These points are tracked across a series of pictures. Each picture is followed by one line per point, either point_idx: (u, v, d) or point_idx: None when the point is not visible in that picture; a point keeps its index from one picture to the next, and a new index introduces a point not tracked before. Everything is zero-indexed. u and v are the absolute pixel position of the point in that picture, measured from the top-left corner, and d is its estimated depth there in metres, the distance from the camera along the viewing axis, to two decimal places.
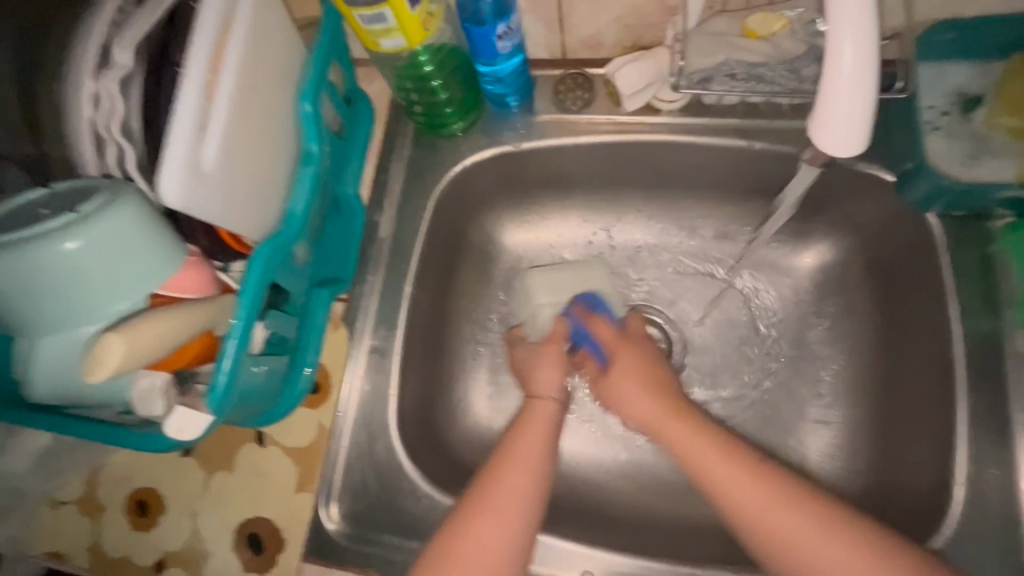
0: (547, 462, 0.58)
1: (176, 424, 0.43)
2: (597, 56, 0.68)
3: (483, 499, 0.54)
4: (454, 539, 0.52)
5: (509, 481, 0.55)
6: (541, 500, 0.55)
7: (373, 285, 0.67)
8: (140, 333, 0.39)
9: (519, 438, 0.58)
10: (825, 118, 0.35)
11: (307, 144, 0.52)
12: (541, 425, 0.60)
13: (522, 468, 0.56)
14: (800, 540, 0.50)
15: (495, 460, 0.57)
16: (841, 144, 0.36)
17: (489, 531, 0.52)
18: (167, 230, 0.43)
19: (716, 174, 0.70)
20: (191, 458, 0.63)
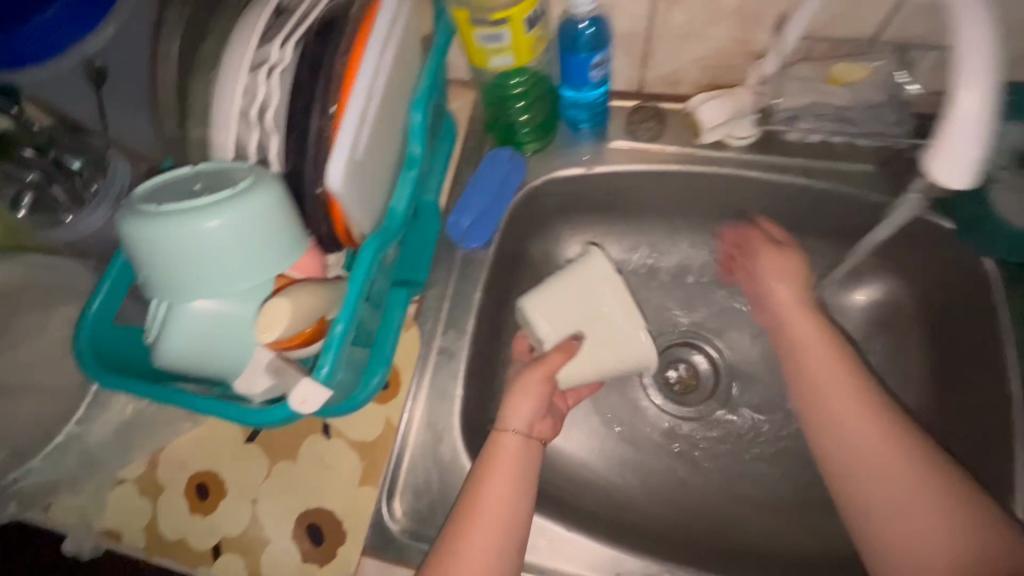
0: (527, 465, 0.59)
1: (298, 397, 0.43)
2: (672, 92, 0.73)
3: (470, 503, 0.55)
4: (452, 547, 0.53)
5: (488, 487, 0.56)
6: (521, 516, 0.56)
7: (444, 289, 0.70)
8: (308, 308, 0.45)
9: (492, 471, 0.57)
10: (942, 151, 0.40)
11: (412, 149, 0.56)
12: (507, 464, 0.58)
13: (501, 488, 0.56)
14: (855, 439, 0.57)
15: (476, 477, 0.57)
16: (949, 174, 0.41)
17: (478, 552, 0.53)
18: (295, 217, 0.46)
19: (774, 210, 0.74)
20: (257, 444, 0.64)
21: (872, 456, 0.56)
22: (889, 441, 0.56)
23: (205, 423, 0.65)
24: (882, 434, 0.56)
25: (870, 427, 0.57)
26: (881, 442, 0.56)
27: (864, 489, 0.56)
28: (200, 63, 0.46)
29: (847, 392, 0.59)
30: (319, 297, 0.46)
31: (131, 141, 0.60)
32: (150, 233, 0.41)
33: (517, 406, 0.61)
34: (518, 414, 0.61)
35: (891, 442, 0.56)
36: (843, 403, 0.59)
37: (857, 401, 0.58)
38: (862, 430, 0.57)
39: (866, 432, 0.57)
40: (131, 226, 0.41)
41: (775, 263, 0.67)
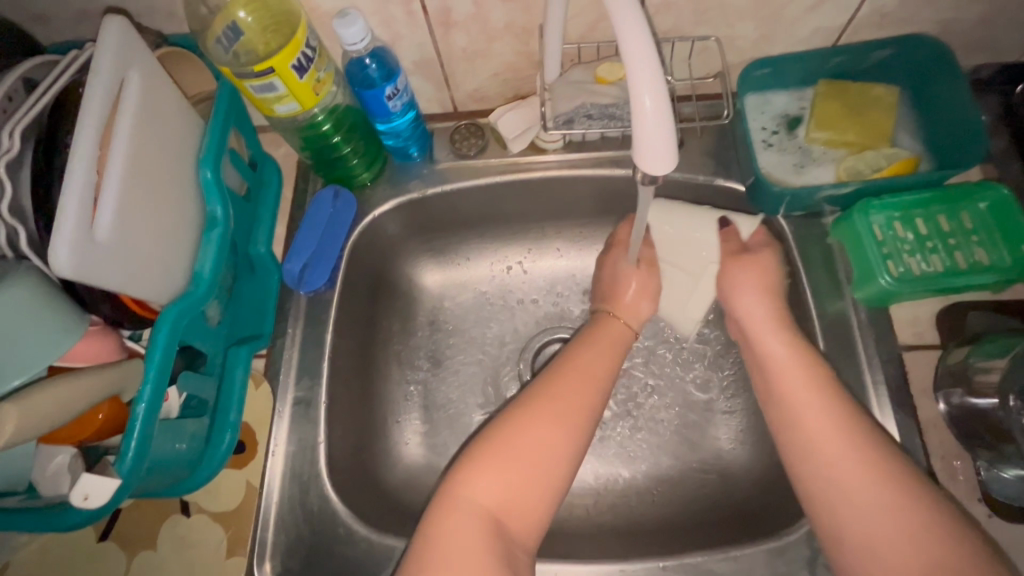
0: (590, 406, 0.58)
1: (82, 493, 0.43)
2: (485, 108, 0.76)
3: (500, 442, 0.54)
4: (450, 497, 0.52)
5: (537, 423, 0.55)
6: (571, 462, 0.55)
7: (293, 337, 0.69)
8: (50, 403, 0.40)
9: (562, 388, 0.58)
10: (637, 143, 0.40)
11: (212, 208, 0.55)
12: (568, 393, 0.58)
13: (561, 402, 0.57)
14: (810, 424, 0.54)
15: (551, 374, 0.60)
16: (651, 160, 0.40)
17: (541, 439, 0.54)
18: (65, 305, 0.44)
19: (605, 201, 0.79)
20: (109, 540, 0.60)
21: (826, 452, 0.52)
22: (849, 435, 0.52)
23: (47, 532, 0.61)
24: (840, 424, 0.53)
25: (826, 416, 0.54)
26: (829, 424, 0.53)
27: (827, 483, 0.51)
28: None
29: (810, 391, 0.55)
30: (64, 390, 0.41)
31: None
32: None
33: (624, 298, 0.68)
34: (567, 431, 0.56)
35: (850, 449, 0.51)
36: (795, 398, 0.56)
37: (815, 394, 0.55)
38: (818, 419, 0.54)
39: (820, 417, 0.54)
40: None
41: (745, 269, 0.65)
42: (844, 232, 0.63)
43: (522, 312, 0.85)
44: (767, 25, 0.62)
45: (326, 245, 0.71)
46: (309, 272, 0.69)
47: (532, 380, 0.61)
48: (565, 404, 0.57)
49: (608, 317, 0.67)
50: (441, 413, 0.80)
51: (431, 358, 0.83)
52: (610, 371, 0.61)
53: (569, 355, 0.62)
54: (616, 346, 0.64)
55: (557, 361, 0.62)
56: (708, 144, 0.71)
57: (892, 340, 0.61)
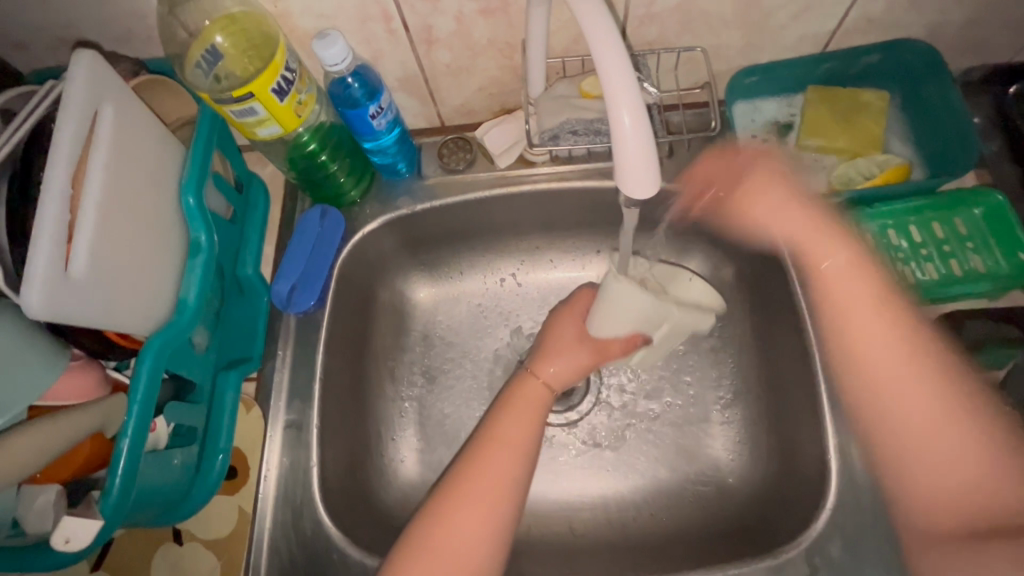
0: (517, 476, 0.59)
1: (62, 536, 0.42)
2: (473, 121, 0.75)
3: (424, 542, 0.54)
4: None
5: (458, 516, 0.55)
6: (500, 535, 0.56)
7: (283, 359, 0.68)
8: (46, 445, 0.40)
9: (486, 463, 0.59)
10: (618, 166, 0.39)
11: (196, 235, 0.55)
12: (499, 463, 0.59)
13: (486, 487, 0.57)
14: (880, 371, 0.54)
15: (461, 467, 0.59)
16: (633, 183, 0.39)
17: (464, 529, 0.55)
18: (44, 340, 0.44)
19: (596, 211, 0.78)
20: (100, 571, 0.60)
21: (904, 418, 0.52)
22: (911, 359, 0.53)
23: None
24: (906, 352, 0.54)
25: (888, 347, 0.54)
26: (907, 368, 0.53)
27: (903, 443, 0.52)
28: None
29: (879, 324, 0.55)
30: (57, 431, 0.41)
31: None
32: None
33: (549, 364, 0.68)
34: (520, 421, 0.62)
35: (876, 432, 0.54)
36: (866, 326, 0.56)
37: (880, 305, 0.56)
38: (879, 336, 0.55)
39: (884, 350, 0.54)
40: None
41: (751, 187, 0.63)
42: None
43: (516, 324, 0.85)
44: (753, 34, 0.61)
45: (312, 265, 0.70)
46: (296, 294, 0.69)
47: (448, 469, 0.60)
48: (541, 371, 0.67)
49: (529, 375, 0.67)
50: (436, 429, 0.80)
51: (425, 374, 0.82)
52: (531, 438, 0.62)
53: (489, 430, 0.62)
54: (535, 410, 0.64)
55: (467, 448, 0.61)
56: (698, 153, 0.71)
57: None
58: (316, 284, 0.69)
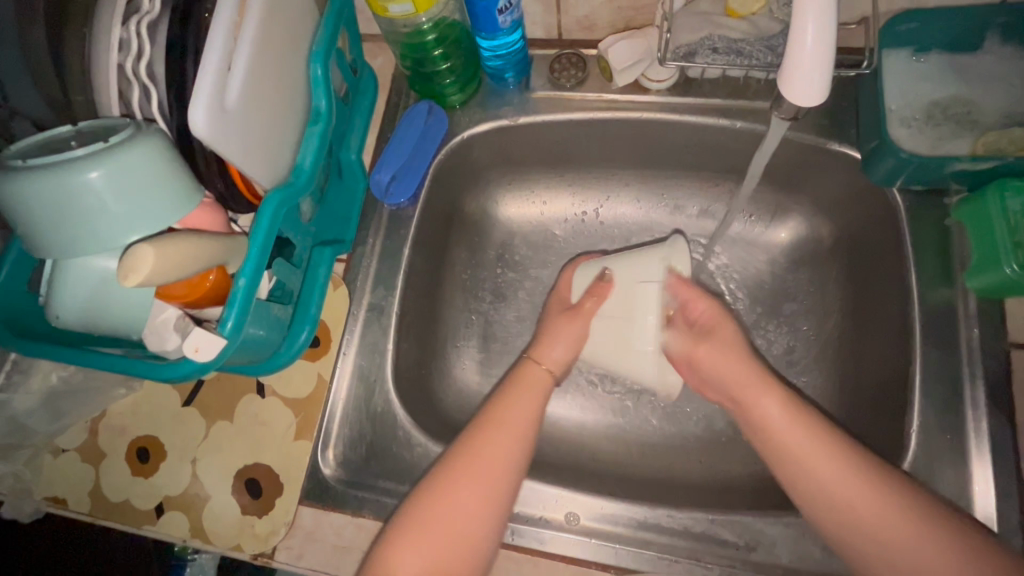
0: (518, 463, 0.54)
1: (193, 345, 0.45)
2: (591, 39, 0.73)
3: (414, 518, 0.50)
4: (380, 565, 0.49)
5: (458, 488, 0.52)
6: (502, 519, 0.52)
7: (373, 247, 0.70)
8: (182, 256, 0.42)
9: (487, 443, 0.54)
10: (788, 71, 0.37)
11: (317, 103, 0.56)
12: (499, 445, 0.54)
13: (490, 466, 0.53)
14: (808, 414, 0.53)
15: (473, 431, 0.55)
16: (801, 90, 0.37)
17: (465, 503, 0.51)
18: (187, 172, 0.46)
19: (701, 153, 0.75)
20: (193, 406, 0.66)
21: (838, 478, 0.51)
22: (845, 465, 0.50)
23: (140, 389, 0.66)
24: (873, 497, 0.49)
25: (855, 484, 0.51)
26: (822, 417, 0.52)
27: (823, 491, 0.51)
28: (77, 19, 0.46)
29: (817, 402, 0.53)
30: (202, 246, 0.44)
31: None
32: (22, 186, 0.41)
33: (550, 348, 0.62)
34: (485, 437, 0.54)
35: (855, 468, 0.50)
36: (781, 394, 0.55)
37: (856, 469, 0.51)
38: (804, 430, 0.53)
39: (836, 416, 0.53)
40: (9, 182, 0.41)
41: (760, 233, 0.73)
42: (970, 214, 0.58)
43: None
44: None
45: (410, 163, 0.71)
46: (391, 187, 0.70)
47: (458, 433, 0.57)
48: (546, 351, 0.62)
49: (530, 361, 0.61)
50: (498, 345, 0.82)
51: (495, 292, 0.84)
52: (537, 421, 0.57)
53: (496, 410, 0.57)
54: (541, 393, 0.59)
55: (483, 406, 0.58)
56: (827, 103, 0.66)
57: (994, 337, 0.58)
58: (413, 180, 0.70)
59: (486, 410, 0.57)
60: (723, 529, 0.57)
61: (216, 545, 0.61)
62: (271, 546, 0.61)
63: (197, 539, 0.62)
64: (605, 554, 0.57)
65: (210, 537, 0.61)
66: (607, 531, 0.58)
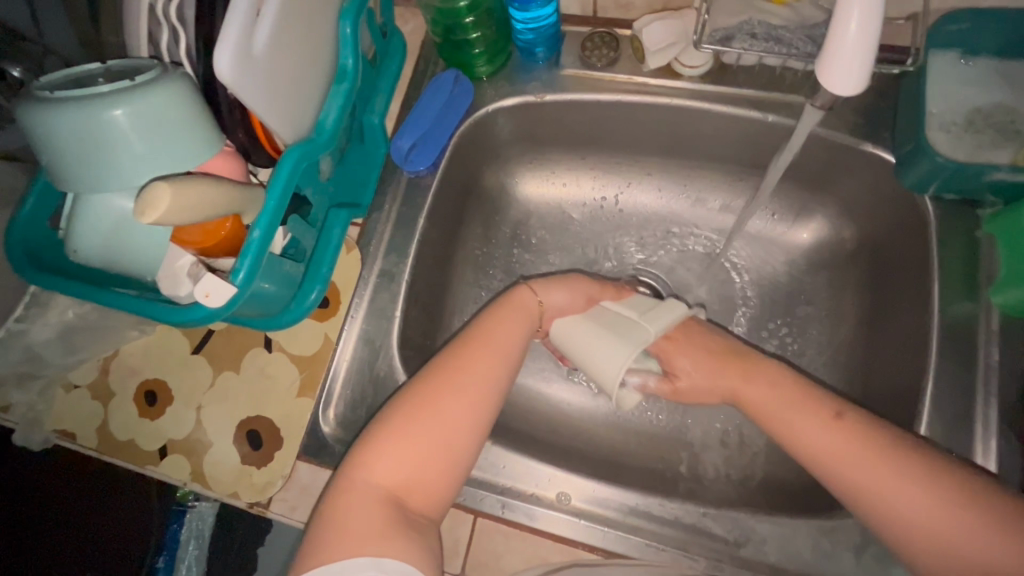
0: (497, 381, 0.56)
1: (205, 291, 0.46)
2: (627, 18, 0.71)
3: (395, 426, 0.51)
4: (357, 467, 0.50)
5: (440, 399, 0.53)
6: (479, 430, 0.53)
7: (388, 214, 0.70)
8: (200, 201, 0.43)
9: (469, 361, 0.56)
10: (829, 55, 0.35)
11: (343, 61, 0.55)
12: (479, 363, 0.56)
13: (469, 383, 0.54)
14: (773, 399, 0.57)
15: (453, 351, 0.57)
16: (838, 78, 0.36)
17: (446, 414, 0.52)
18: (209, 118, 0.46)
19: (728, 146, 0.74)
20: (201, 355, 0.67)
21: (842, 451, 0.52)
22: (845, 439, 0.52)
23: (152, 333, 0.67)
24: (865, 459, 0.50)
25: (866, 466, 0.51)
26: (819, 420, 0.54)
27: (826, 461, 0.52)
28: None
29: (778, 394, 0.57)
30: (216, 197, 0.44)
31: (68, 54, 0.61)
32: (47, 117, 0.41)
33: (553, 289, 0.63)
34: (465, 356, 0.56)
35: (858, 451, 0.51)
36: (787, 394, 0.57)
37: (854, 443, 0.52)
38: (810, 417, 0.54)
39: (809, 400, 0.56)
40: (35, 111, 0.42)
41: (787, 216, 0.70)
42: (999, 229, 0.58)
43: (606, 245, 0.84)
44: None
45: (432, 132, 0.70)
46: (411, 154, 0.70)
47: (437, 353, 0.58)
48: (542, 288, 0.63)
49: (525, 288, 0.63)
50: None
51: (506, 270, 0.83)
52: (520, 346, 0.59)
53: (481, 331, 0.58)
54: (526, 320, 0.61)
55: (466, 328, 0.60)
56: (865, 103, 0.64)
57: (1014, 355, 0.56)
58: (433, 149, 0.70)
59: (468, 332, 0.59)
60: (713, 523, 0.57)
61: (215, 490, 0.63)
62: (267, 496, 0.62)
63: (197, 483, 0.63)
64: (592, 535, 0.57)
65: (210, 482, 0.63)
66: (596, 514, 0.58)
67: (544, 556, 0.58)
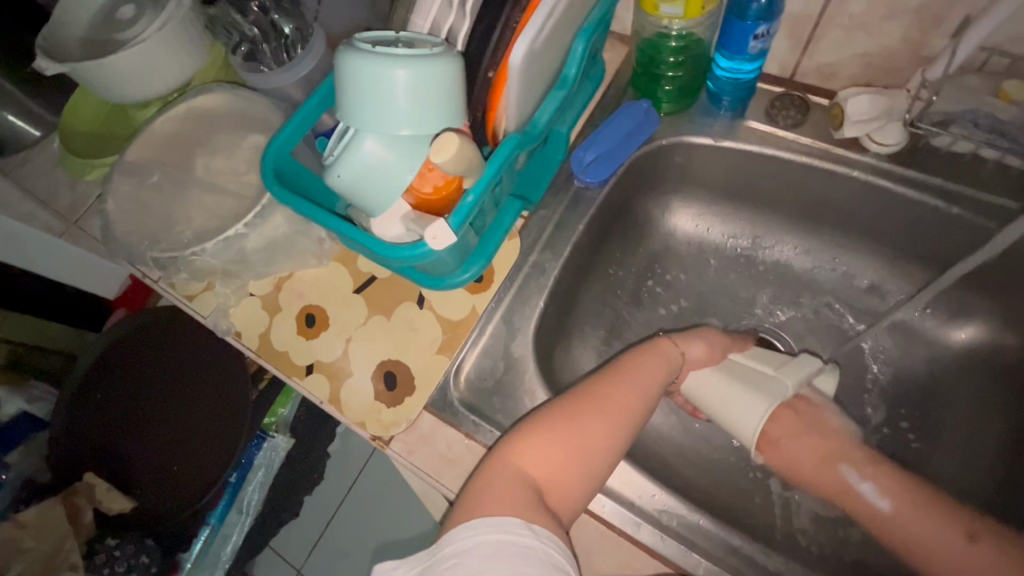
0: (635, 412, 0.59)
1: (432, 233, 0.52)
2: (825, 87, 0.73)
3: (543, 429, 0.55)
4: (502, 460, 0.54)
5: (583, 416, 0.57)
6: (612, 454, 0.56)
7: (552, 214, 0.76)
8: (467, 161, 0.54)
9: (611, 390, 0.60)
10: None
11: (568, 71, 0.63)
12: (624, 393, 0.60)
13: (612, 408, 0.58)
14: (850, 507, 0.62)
15: (600, 377, 0.62)
16: None
17: (589, 430, 0.56)
18: (462, 92, 0.54)
19: (894, 229, 0.74)
20: (361, 295, 0.75)
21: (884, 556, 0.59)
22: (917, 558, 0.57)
23: (327, 265, 0.76)
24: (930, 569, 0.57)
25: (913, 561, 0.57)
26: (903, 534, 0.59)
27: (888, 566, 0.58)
28: None
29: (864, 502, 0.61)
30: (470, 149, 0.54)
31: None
32: (352, 65, 0.50)
33: (690, 344, 0.66)
34: (612, 388, 0.60)
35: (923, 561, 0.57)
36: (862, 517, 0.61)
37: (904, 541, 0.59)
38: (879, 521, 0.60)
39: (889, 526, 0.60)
40: (344, 58, 0.51)
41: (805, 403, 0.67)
42: None
43: (740, 297, 0.86)
44: None
45: (611, 152, 0.75)
46: (586, 167, 0.75)
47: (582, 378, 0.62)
48: (685, 348, 0.66)
49: (665, 339, 0.66)
50: (621, 343, 0.85)
51: (635, 294, 0.87)
52: (658, 388, 0.62)
53: (623, 366, 0.63)
54: (663, 368, 0.64)
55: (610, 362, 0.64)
56: None
57: None
58: (609, 167, 0.75)
59: (619, 364, 0.63)
60: None
61: (346, 415, 0.69)
62: (389, 434, 0.67)
63: (331, 404, 0.70)
64: (689, 563, 0.57)
65: (343, 406, 0.70)
66: (695, 542, 0.59)
67: (636, 567, 0.57)
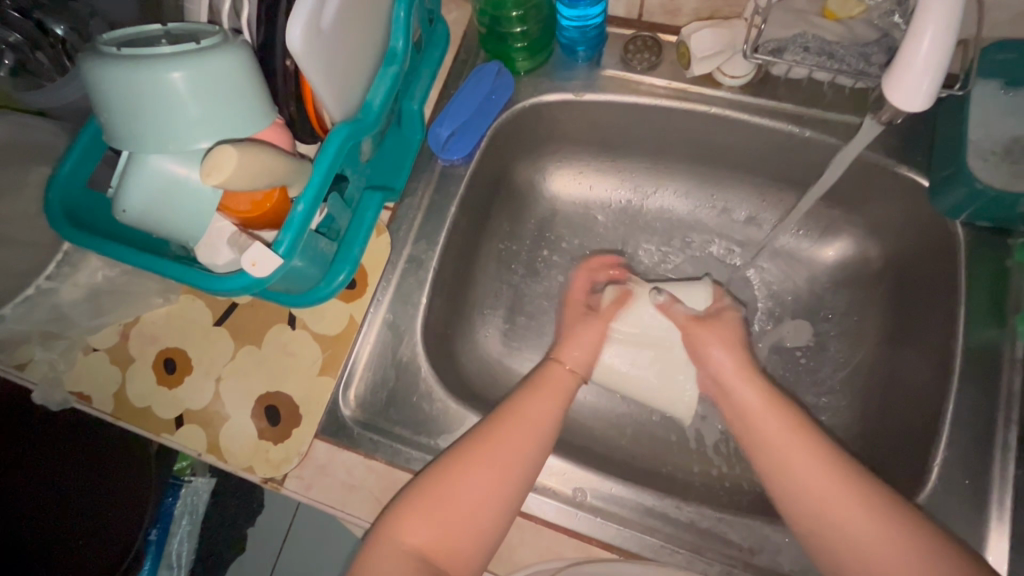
0: (529, 453, 0.56)
1: (251, 259, 0.45)
2: (673, 24, 0.72)
3: (425, 493, 0.53)
4: (387, 535, 0.51)
5: (471, 472, 0.53)
6: (503, 512, 0.53)
7: (420, 200, 0.71)
8: (255, 166, 0.43)
9: (503, 430, 0.56)
10: (900, 74, 0.42)
11: (394, 43, 0.56)
12: (519, 432, 0.56)
13: (505, 454, 0.55)
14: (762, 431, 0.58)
15: (495, 416, 0.58)
16: (911, 98, 0.43)
17: (477, 485, 0.53)
18: (263, 87, 0.46)
19: (759, 159, 0.74)
20: (224, 327, 0.66)
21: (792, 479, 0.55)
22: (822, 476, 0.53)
23: (177, 301, 0.67)
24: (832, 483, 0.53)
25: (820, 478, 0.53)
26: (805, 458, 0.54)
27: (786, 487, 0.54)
28: None
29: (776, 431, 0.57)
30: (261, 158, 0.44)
31: (125, 18, 0.61)
32: (109, 73, 0.42)
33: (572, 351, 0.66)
34: (504, 432, 0.56)
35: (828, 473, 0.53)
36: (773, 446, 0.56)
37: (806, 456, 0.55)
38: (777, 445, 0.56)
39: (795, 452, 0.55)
40: (98, 66, 0.42)
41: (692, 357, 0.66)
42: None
43: (632, 250, 0.84)
44: None
45: (471, 124, 0.70)
46: (447, 144, 0.70)
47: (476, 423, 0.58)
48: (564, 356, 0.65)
49: (556, 362, 0.64)
50: (523, 319, 0.82)
51: (528, 266, 0.84)
52: (554, 420, 0.58)
53: (519, 401, 0.59)
54: (559, 393, 0.61)
55: (509, 394, 0.61)
56: (902, 126, 0.65)
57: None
58: (472, 140, 0.70)
59: (511, 399, 0.59)
60: (729, 529, 0.58)
61: (230, 463, 0.62)
62: (282, 473, 0.62)
63: (211, 455, 0.63)
64: (608, 534, 0.57)
65: (225, 454, 0.62)
66: (611, 511, 0.59)
67: (556, 551, 0.56)
